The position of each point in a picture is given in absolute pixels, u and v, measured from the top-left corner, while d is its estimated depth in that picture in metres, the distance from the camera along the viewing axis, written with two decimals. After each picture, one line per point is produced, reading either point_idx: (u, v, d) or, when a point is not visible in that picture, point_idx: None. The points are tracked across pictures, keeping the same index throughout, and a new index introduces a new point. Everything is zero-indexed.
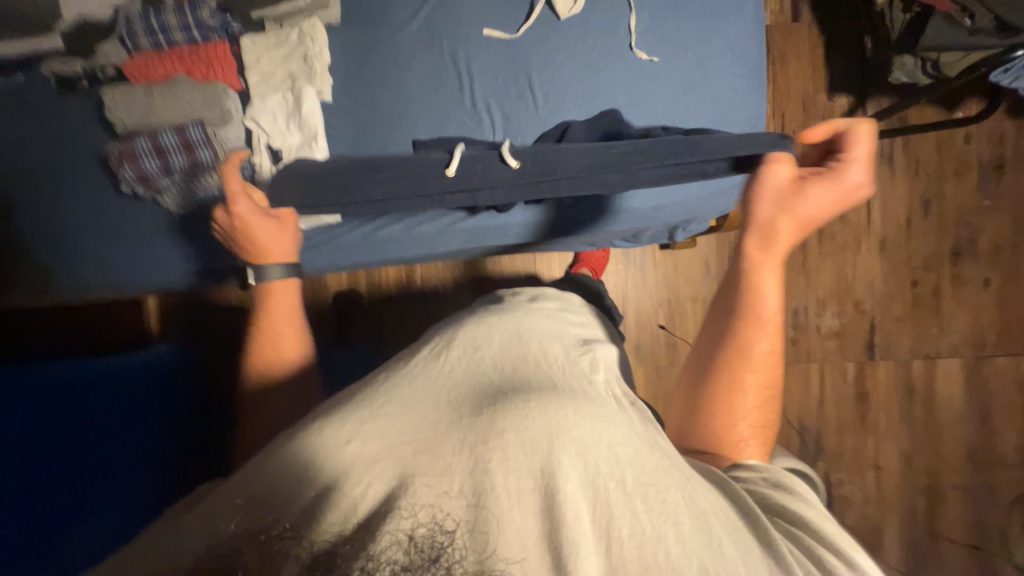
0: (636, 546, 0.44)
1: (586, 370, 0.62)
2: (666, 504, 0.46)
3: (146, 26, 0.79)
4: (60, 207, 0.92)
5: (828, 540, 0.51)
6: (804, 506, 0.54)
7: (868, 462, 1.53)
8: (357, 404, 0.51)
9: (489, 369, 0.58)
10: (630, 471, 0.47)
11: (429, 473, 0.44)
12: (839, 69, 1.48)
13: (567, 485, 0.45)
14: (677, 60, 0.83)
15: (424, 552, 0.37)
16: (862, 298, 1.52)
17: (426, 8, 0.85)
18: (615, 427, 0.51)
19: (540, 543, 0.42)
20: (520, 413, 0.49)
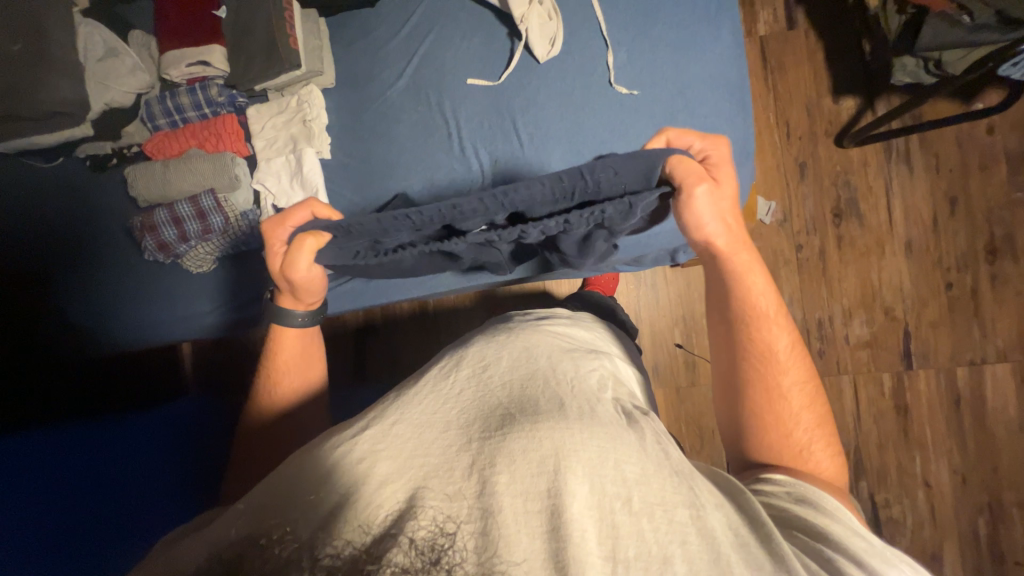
0: (642, 566, 0.43)
1: (595, 387, 0.61)
2: (674, 523, 0.45)
3: (164, 109, 0.89)
4: (98, 274, 1.01)
5: (850, 550, 0.48)
6: (829, 520, 0.51)
7: (917, 480, 1.42)
8: (369, 424, 0.53)
9: (500, 387, 0.58)
10: (638, 489, 0.48)
11: (439, 493, 0.45)
12: (842, 72, 1.45)
13: (573, 505, 0.45)
14: (658, 92, 0.83)
15: (424, 555, 0.39)
16: (892, 304, 1.45)
17: (413, 65, 0.90)
18: (624, 446, 0.51)
19: (545, 562, 0.42)
20: (528, 434, 0.50)
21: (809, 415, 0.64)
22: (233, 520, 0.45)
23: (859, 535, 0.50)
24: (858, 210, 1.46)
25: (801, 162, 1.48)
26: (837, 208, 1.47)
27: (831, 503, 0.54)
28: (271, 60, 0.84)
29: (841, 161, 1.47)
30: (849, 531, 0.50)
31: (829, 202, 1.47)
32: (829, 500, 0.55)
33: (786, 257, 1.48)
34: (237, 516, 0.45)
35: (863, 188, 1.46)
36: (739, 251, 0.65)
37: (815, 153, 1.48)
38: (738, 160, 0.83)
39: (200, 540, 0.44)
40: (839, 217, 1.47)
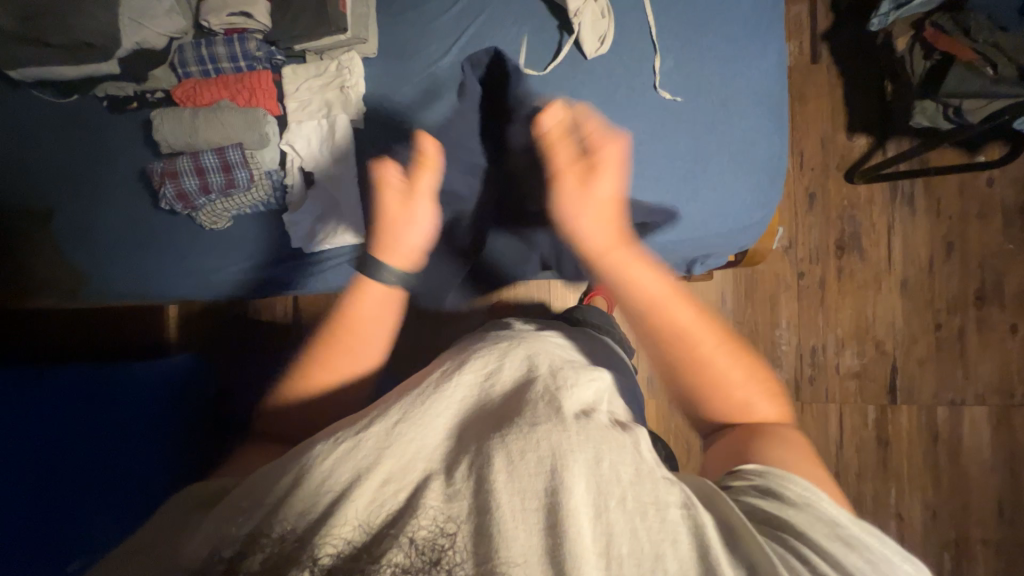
0: (637, 564, 0.43)
1: (590, 393, 0.58)
2: (667, 524, 0.45)
3: (197, 56, 0.85)
4: (103, 221, 0.96)
5: (814, 544, 0.46)
6: (792, 509, 0.50)
7: (890, 510, 1.46)
8: (364, 422, 0.50)
9: (499, 390, 0.55)
10: (633, 491, 0.46)
11: (439, 490, 0.45)
12: (859, 110, 1.50)
13: (570, 501, 0.44)
14: (701, 101, 0.84)
15: (424, 555, 0.43)
16: (883, 339, 1.49)
17: (459, 45, 0.89)
18: (618, 449, 0.49)
19: (542, 558, 0.42)
20: (524, 436, 0.48)
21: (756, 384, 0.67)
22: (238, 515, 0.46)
23: (822, 520, 0.49)
24: (860, 245, 1.51)
25: (811, 192, 1.52)
26: (840, 241, 1.52)
27: (794, 495, 0.51)
28: (318, 23, 0.83)
29: (848, 195, 1.52)
30: (814, 520, 0.49)
31: (834, 234, 1.52)
32: (795, 485, 0.52)
33: (787, 282, 1.52)
34: (239, 514, 0.47)
35: (867, 224, 1.51)
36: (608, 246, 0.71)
37: (825, 185, 1.52)
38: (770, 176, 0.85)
39: (203, 533, 0.46)
40: (841, 249, 1.52)
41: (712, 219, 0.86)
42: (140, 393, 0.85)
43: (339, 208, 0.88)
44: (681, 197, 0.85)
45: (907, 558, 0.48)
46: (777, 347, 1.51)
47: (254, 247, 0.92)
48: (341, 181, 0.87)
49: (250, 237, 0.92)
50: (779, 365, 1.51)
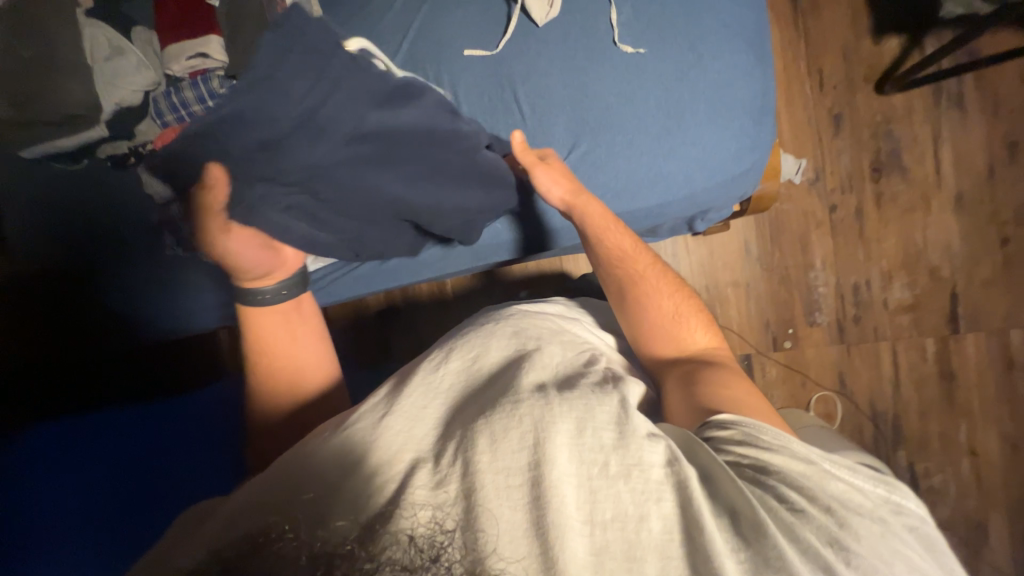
0: (619, 527, 0.43)
1: (581, 362, 0.60)
2: (650, 483, 0.45)
3: (170, 105, 0.89)
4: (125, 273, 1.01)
5: (794, 480, 0.49)
6: (771, 454, 0.51)
7: (961, 448, 1.35)
8: (353, 420, 0.48)
9: (487, 372, 0.55)
10: (616, 456, 0.46)
11: (427, 479, 0.43)
12: (884, 9, 1.32)
13: (553, 473, 0.44)
14: (667, 48, 0.78)
15: (424, 551, 0.36)
16: (938, 264, 1.35)
17: (408, 39, 0.87)
18: (602, 414, 0.50)
19: (529, 534, 0.42)
20: (509, 412, 0.47)
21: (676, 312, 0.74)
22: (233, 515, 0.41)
23: (798, 459, 0.51)
24: (900, 163, 1.35)
25: (836, 113, 1.36)
26: (876, 162, 1.36)
27: (770, 439, 0.53)
28: (257, 39, 0.79)
29: (881, 109, 1.35)
30: (790, 462, 0.51)
31: (867, 156, 1.36)
32: (770, 432, 0.53)
33: (818, 218, 1.38)
34: (234, 516, 0.41)
35: (907, 138, 1.34)
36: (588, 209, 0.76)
37: (851, 102, 1.35)
38: (755, 117, 0.78)
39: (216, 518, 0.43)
40: (878, 171, 1.36)
41: (696, 174, 0.80)
42: (189, 411, 0.85)
43: None
44: (657, 156, 0.79)
45: (879, 481, 0.51)
46: (813, 290, 1.39)
47: None
48: None
49: None
50: (818, 309, 1.39)
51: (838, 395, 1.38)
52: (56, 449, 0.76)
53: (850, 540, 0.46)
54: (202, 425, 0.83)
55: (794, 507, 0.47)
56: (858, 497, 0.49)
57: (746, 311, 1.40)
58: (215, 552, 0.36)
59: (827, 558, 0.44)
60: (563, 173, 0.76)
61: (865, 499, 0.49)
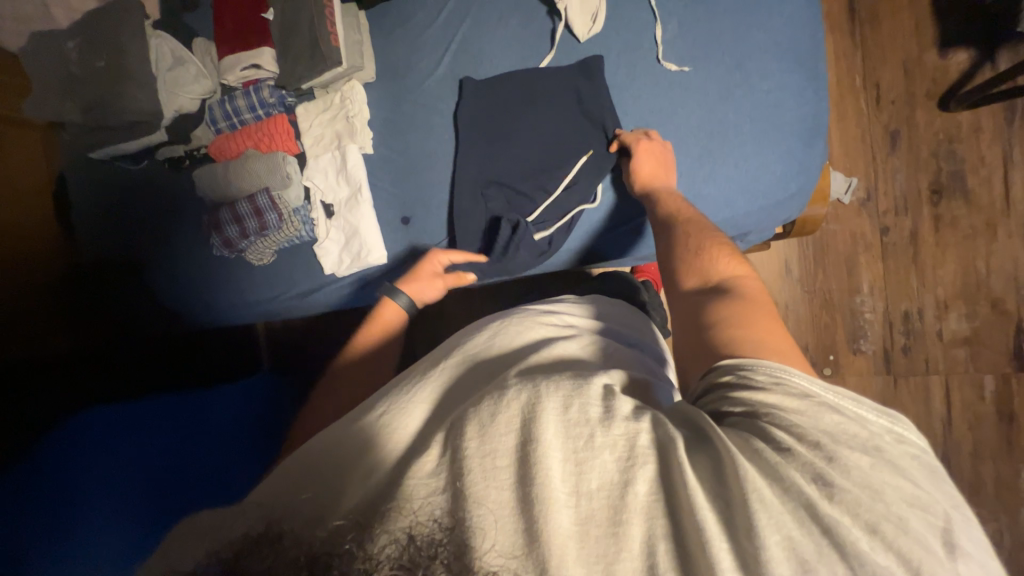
0: (605, 495, 0.41)
1: (576, 359, 0.59)
2: (635, 448, 0.42)
3: (224, 113, 0.94)
4: (166, 264, 1.00)
5: (789, 425, 0.41)
6: (766, 394, 0.44)
7: (1020, 496, 1.24)
8: (356, 423, 0.51)
9: (483, 374, 0.56)
10: (602, 431, 0.43)
11: (418, 467, 0.44)
12: (952, 21, 1.23)
13: (538, 447, 0.42)
14: (713, 66, 0.76)
15: (422, 552, 0.37)
16: (1002, 295, 1.25)
17: (451, 52, 0.88)
18: (591, 389, 0.47)
19: (518, 512, 0.40)
20: (496, 401, 0.46)
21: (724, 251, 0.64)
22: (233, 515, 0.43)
23: (792, 394, 0.44)
24: (964, 185, 1.26)
25: (893, 131, 1.28)
26: (936, 183, 1.27)
27: (766, 377, 0.46)
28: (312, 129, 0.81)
29: (944, 127, 1.26)
30: (783, 398, 0.44)
31: (926, 176, 1.27)
32: (765, 368, 0.46)
33: (868, 241, 1.31)
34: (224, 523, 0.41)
35: (972, 159, 1.25)
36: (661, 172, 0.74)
37: (911, 119, 1.27)
38: (804, 138, 0.75)
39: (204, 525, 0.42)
40: (938, 193, 1.27)
41: (737, 195, 0.77)
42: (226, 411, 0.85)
43: (359, 233, 0.91)
44: (697, 176, 0.77)
45: (874, 409, 0.43)
46: (858, 316, 1.32)
47: (277, 279, 0.99)
48: (358, 208, 0.91)
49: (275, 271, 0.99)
50: (863, 336, 1.31)
51: None
52: (106, 429, 0.77)
53: (838, 476, 0.38)
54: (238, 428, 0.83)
55: (781, 446, 0.40)
56: (854, 428, 0.41)
57: None
58: (212, 551, 0.38)
59: (814, 499, 0.37)
60: (655, 155, 0.74)
61: (863, 428, 0.42)
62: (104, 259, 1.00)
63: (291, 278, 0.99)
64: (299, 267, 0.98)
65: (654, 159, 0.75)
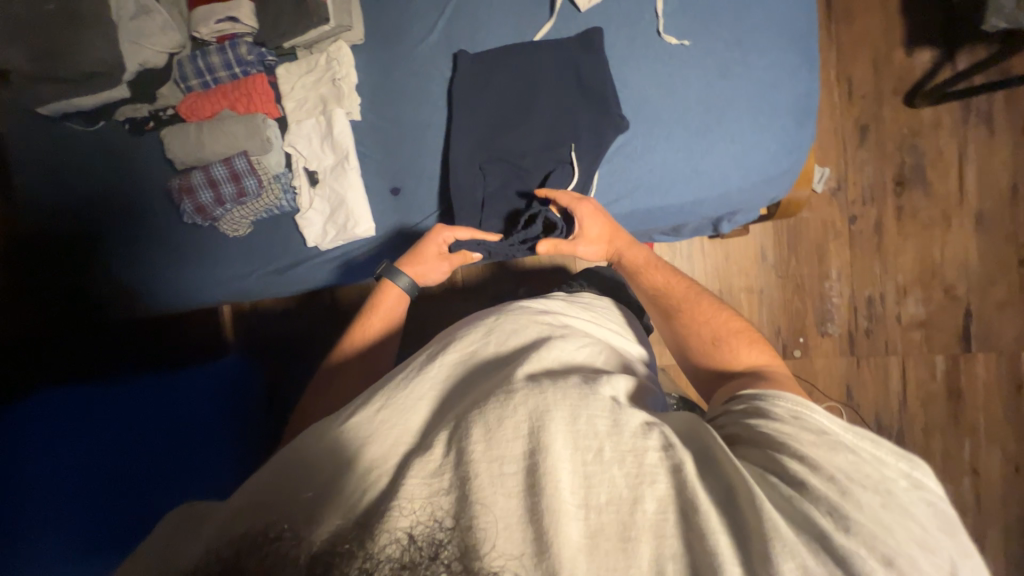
0: (614, 509, 0.41)
1: (577, 359, 0.58)
2: (644, 467, 0.43)
3: (195, 69, 0.87)
4: (131, 238, 0.93)
5: (798, 453, 0.44)
6: (780, 425, 0.47)
7: (963, 467, 1.34)
8: (353, 411, 0.49)
9: (485, 368, 0.55)
10: (611, 445, 0.44)
11: (420, 470, 0.43)
12: (919, 21, 1.30)
13: (547, 459, 0.42)
14: (711, 43, 0.77)
15: (423, 551, 0.38)
16: (954, 282, 1.34)
17: (446, 16, 0.85)
18: (598, 402, 0.47)
19: (523, 520, 0.40)
20: (502, 405, 0.46)
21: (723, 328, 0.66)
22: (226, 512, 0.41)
23: (807, 430, 0.46)
24: (924, 178, 1.34)
25: (863, 124, 1.35)
26: (900, 175, 1.35)
27: (782, 411, 0.49)
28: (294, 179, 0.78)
29: (909, 122, 1.34)
30: (800, 433, 0.46)
31: (891, 169, 1.35)
32: (782, 404, 0.50)
33: (838, 229, 1.37)
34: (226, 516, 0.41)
35: (932, 154, 1.33)
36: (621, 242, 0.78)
37: (879, 114, 1.34)
38: (797, 118, 0.77)
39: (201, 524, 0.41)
40: (901, 185, 1.35)
41: (732, 173, 0.78)
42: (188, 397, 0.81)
43: (346, 204, 0.87)
44: (694, 153, 0.78)
45: (902, 455, 0.44)
46: (827, 301, 1.38)
47: (254, 255, 0.94)
48: (345, 178, 0.86)
49: (253, 246, 0.93)
50: (830, 319, 1.38)
51: (845, 407, 1.38)
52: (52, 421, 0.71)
53: (852, 510, 0.40)
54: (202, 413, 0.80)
55: (793, 479, 0.42)
56: (871, 465, 0.43)
57: (758, 317, 1.39)
58: (208, 550, 0.37)
59: (822, 528, 0.39)
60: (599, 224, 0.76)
61: (879, 469, 0.43)
62: (58, 234, 0.92)
63: (269, 253, 0.93)
64: (279, 242, 0.93)
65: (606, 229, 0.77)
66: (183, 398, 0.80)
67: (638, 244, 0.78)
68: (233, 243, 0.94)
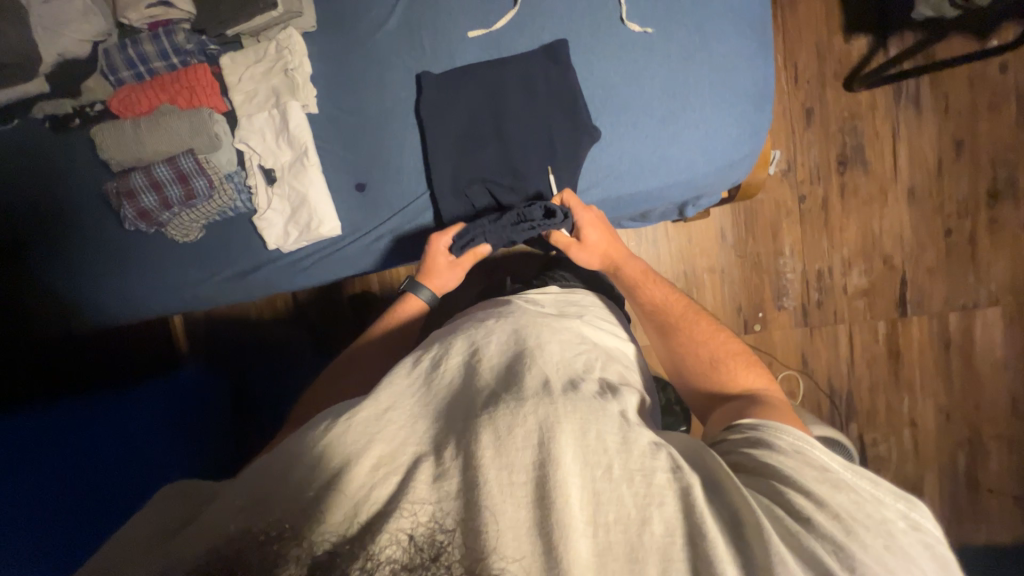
0: (621, 529, 0.42)
1: (581, 366, 0.58)
2: (652, 487, 0.44)
3: (126, 59, 0.78)
4: (64, 248, 0.85)
5: (799, 484, 0.45)
6: (783, 457, 0.49)
7: (904, 420, 1.48)
8: (358, 407, 0.48)
9: (490, 369, 0.54)
10: (619, 462, 0.45)
11: (430, 477, 0.43)
12: (856, 7, 1.38)
13: (559, 471, 0.42)
14: (674, 29, 0.78)
15: (423, 553, 0.38)
16: (891, 252, 1.46)
17: (403, 0, 0.81)
18: (604, 418, 0.48)
19: (531, 530, 0.41)
20: (513, 412, 0.46)
21: (716, 346, 0.73)
22: (231, 511, 0.41)
23: (809, 465, 0.47)
24: (863, 157, 1.43)
25: (808, 107, 1.42)
26: (842, 155, 1.44)
27: (784, 443, 0.51)
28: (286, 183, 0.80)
29: (849, 105, 1.42)
30: (801, 466, 0.47)
31: (834, 149, 1.44)
32: (786, 437, 0.51)
33: (789, 207, 1.45)
34: (229, 508, 0.42)
35: (869, 134, 1.43)
36: (617, 249, 0.82)
37: (823, 97, 1.42)
38: (755, 104, 0.80)
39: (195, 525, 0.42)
40: (844, 164, 1.44)
41: (697, 159, 0.80)
42: (157, 403, 0.84)
43: (308, 201, 0.82)
44: (661, 141, 0.79)
45: (900, 496, 0.45)
46: (782, 276, 1.47)
47: (207, 263, 0.87)
48: (305, 174, 0.82)
49: (207, 253, 0.87)
50: (785, 293, 1.47)
51: (801, 373, 1.48)
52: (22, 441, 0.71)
53: (858, 550, 0.41)
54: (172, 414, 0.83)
55: (800, 515, 0.43)
56: (870, 506, 0.44)
57: (720, 295, 1.46)
58: (211, 549, 0.38)
59: (826, 563, 0.40)
60: (598, 228, 0.80)
61: (878, 508, 0.44)
62: None
63: (223, 259, 0.87)
64: (234, 246, 0.87)
65: (605, 237, 0.81)
66: (152, 405, 0.83)
67: (632, 256, 0.84)
68: (181, 249, 0.86)
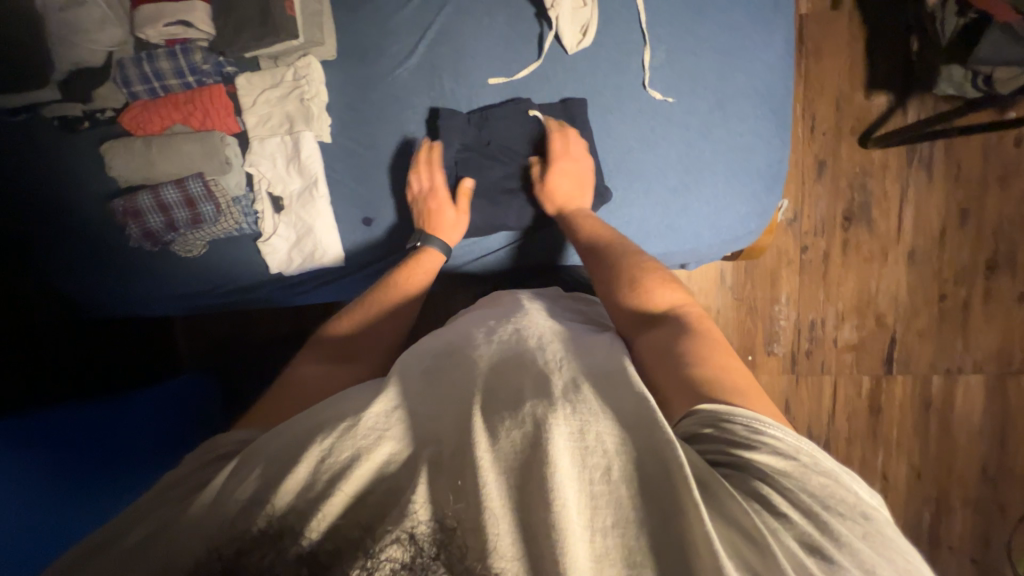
0: (620, 532, 0.39)
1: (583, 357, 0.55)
2: (653, 488, 0.41)
3: (141, 74, 0.77)
4: (60, 251, 0.85)
5: (787, 485, 0.42)
6: (769, 442, 0.45)
7: (876, 473, 1.52)
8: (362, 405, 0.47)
9: (491, 367, 0.53)
10: (619, 462, 0.42)
11: (428, 478, 0.42)
12: (881, 64, 1.37)
13: (556, 473, 0.40)
14: (695, 101, 0.79)
15: (425, 552, 0.38)
16: (884, 311, 1.47)
17: (426, 40, 0.80)
18: (606, 415, 0.45)
19: (527, 534, 0.39)
20: (511, 417, 0.45)
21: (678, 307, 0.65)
22: (235, 500, 0.42)
23: (791, 456, 0.44)
24: (869, 215, 1.44)
25: (821, 160, 1.42)
26: (849, 211, 1.44)
27: (772, 431, 0.46)
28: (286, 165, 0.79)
29: (861, 161, 1.42)
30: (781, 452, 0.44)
31: (842, 204, 1.44)
32: (772, 424, 0.46)
33: (790, 256, 1.46)
34: (229, 489, 0.43)
35: (878, 193, 1.43)
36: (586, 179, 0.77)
37: (836, 151, 1.42)
38: (766, 185, 0.81)
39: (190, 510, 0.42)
40: (849, 220, 1.44)
41: (704, 232, 0.82)
42: (143, 413, 0.80)
43: (313, 232, 0.83)
44: (670, 211, 0.81)
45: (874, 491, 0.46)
46: (775, 322, 1.49)
47: (204, 277, 0.87)
48: (313, 206, 0.82)
49: (205, 268, 0.86)
50: (777, 339, 1.49)
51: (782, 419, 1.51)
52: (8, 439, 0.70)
53: (840, 555, 0.38)
54: (156, 423, 0.80)
55: (779, 511, 0.41)
56: (850, 495, 0.42)
57: None
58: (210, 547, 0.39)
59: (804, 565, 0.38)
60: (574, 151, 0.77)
61: (854, 495, 0.42)
62: None
63: (220, 276, 0.87)
64: (233, 263, 0.86)
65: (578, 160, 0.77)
66: (138, 415, 0.80)
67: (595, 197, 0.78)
68: (179, 263, 0.86)
